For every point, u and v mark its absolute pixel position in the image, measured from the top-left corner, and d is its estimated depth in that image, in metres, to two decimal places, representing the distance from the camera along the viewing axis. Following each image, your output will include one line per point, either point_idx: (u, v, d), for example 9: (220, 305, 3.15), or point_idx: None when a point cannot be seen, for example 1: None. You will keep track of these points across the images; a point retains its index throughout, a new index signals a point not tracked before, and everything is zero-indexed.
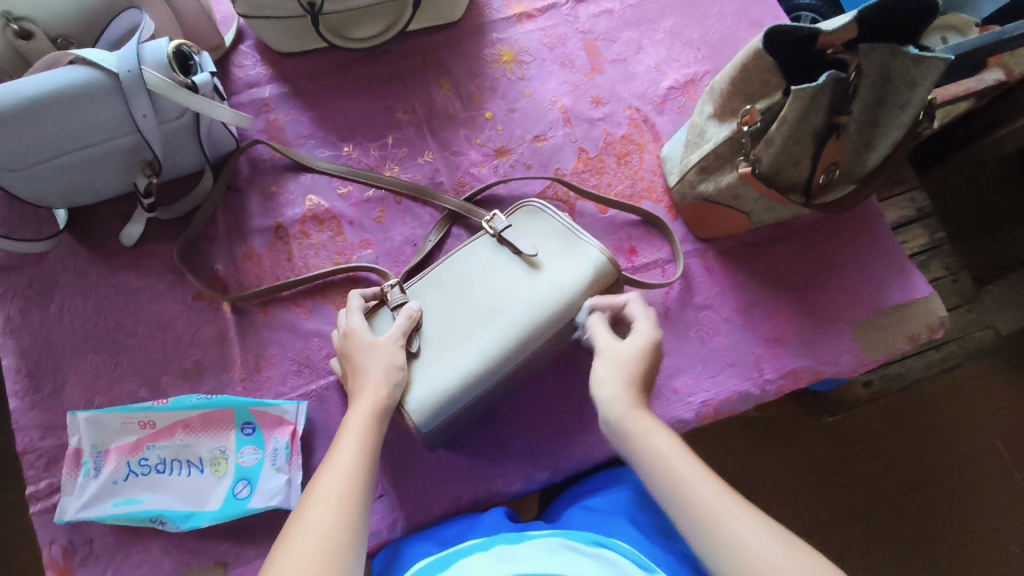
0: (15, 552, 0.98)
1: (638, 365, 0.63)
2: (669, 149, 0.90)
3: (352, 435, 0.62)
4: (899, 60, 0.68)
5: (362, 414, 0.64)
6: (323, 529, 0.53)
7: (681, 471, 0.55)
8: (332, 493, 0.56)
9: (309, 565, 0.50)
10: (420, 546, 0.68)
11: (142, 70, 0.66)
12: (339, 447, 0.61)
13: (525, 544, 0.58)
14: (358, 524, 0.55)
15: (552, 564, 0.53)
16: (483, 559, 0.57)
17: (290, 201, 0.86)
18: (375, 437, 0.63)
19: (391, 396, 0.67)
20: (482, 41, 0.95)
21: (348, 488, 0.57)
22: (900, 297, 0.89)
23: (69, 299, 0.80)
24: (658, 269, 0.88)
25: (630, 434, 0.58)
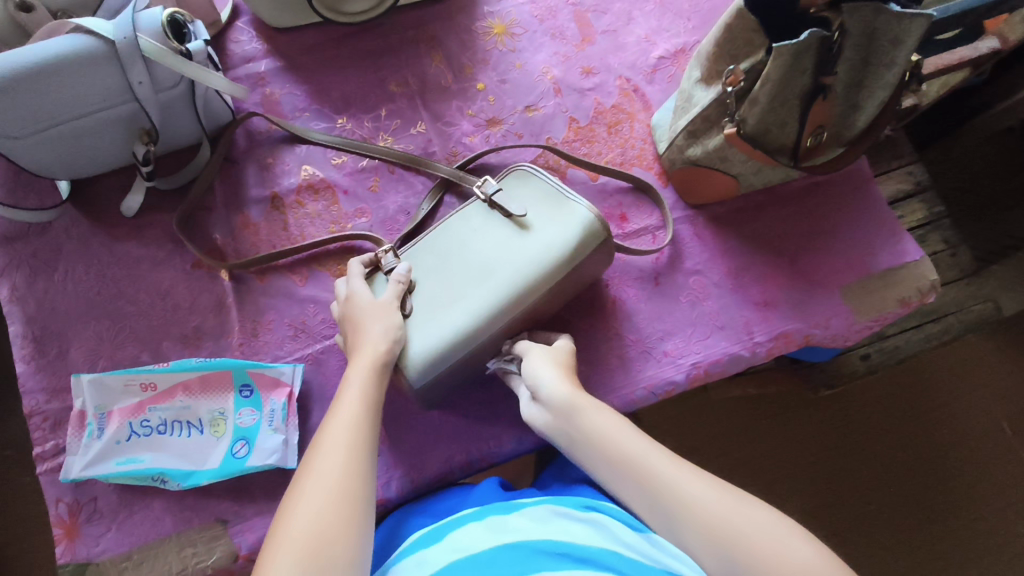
0: (27, 526, 1.00)
1: (566, 362, 0.70)
2: (658, 118, 0.91)
3: (353, 391, 0.64)
4: (884, 18, 0.68)
5: (363, 371, 0.66)
6: (333, 481, 0.56)
7: (625, 444, 0.59)
8: (339, 447, 0.59)
9: (324, 516, 0.53)
10: (415, 519, 0.70)
11: (137, 38, 0.68)
12: (342, 402, 0.63)
13: (517, 514, 0.61)
14: (364, 477, 0.57)
15: (548, 532, 0.57)
16: (479, 530, 0.59)
17: (285, 171, 0.87)
18: (377, 392, 0.65)
19: (391, 352, 0.69)
20: (473, 14, 0.96)
21: (354, 441, 0.59)
22: (890, 261, 0.89)
23: (73, 268, 0.82)
24: (649, 235, 0.89)
25: (574, 415, 0.62)
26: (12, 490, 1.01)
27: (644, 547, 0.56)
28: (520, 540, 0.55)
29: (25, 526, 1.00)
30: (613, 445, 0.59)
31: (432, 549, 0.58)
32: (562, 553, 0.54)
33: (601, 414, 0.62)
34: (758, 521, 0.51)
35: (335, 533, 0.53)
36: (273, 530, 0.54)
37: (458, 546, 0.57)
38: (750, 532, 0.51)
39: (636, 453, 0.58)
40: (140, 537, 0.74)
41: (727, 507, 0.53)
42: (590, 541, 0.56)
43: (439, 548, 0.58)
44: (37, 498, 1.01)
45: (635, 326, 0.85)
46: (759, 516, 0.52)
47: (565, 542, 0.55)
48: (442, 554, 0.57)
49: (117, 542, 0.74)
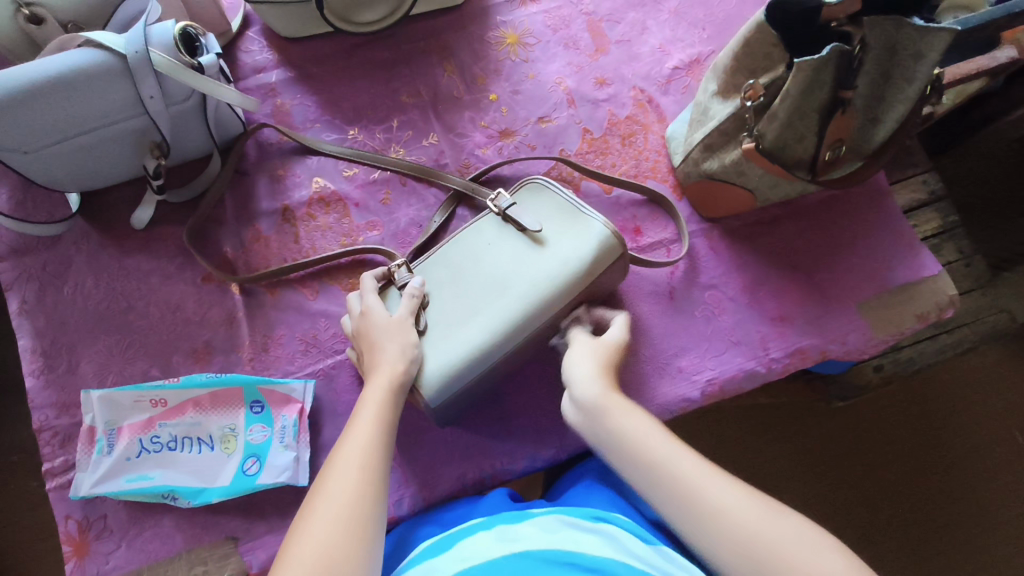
0: (34, 537, 1.00)
1: (608, 356, 0.67)
2: (673, 129, 0.90)
3: (369, 409, 0.63)
4: (904, 31, 0.66)
5: (379, 390, 0.66)
6: (345, 500, 0.55)
7: (646, 444, 0.56)
8: (352, 465, 0.58)
9: (332, 536, 0.52)
10: (425, 529, 0.69)
11: (148, 51, 0.67)
12: (357, 421, 0.63)
13: (527, 522, 0.59)
14: (376, 499, 0.56)
15: (556, 540, 0.54)
16: (487, 538, 0.57)
17: (297, 183, 0.87)
18: (391, 412, 0.65)
19: (406, 372, 0.68)
20: (486, 24, 0.95)
21: (367, 460, 0.59)
22: (909, 276, 0.88)
23: (82, 281, 0.81)
24: (663, 249, 0.88)
25: (605, 413, 0.59)
26: (19, 502, 1.01)
27: (649, 559, 0.53)
28: (526, 550, 0.53)
29: (33, 539, 0.99)
30: (647, 446, 0.56)
31: (440, 557, 0.57)
32: (569, 563, 0.51)
33: (633, 416, 0.58)
34: (797, 543, 0.48)
35: (344, 555, 0.52)
36: (283, 549, 0.53)
37: (465, 556, 0.56)
38: (788, 556, 0.47)
39: (666, 458, 0.55)
40: (151, 555, 0.73)
41: (752, 518, 0.50)
42: (598, 550, 0.53)
43: (446, 557, 0.57)
44: (45, 507, 1.01)
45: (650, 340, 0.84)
46: (805, 540, 0.48)
47: (572, 551, 0.53)
48: (449, 563, 0.55)
49: (127, 559, 0.73)
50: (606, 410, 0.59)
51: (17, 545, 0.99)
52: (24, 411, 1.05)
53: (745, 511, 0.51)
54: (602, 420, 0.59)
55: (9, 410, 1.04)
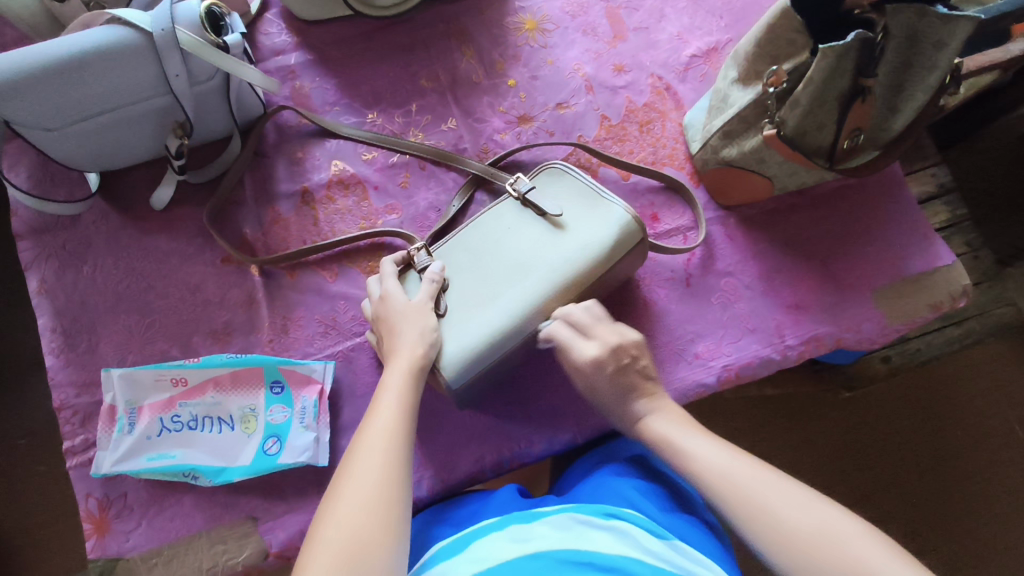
0: (47, 519, 1.00)
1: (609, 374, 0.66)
2: (691, 117, 0.90)
3: (391, 394, 0.64)
4: (928, 20, 0.67)
5: (400, 374, 0.66)
6: (371, 485, 0.55)
7: (698, 453, 0.58)
8: (377, 451, 0.58)
9: (360, 520, 0.53)
10: (440, 526, 0.69)
11: (174, 29, 0.67)
12: (380, 407, 0.63)
13: (539, 523, 0.59)
14: (402, 483, 0.57)
15: (567, 540, 0.54)
16: (500, 540, 0.57)
17: (316, 166, 0.87)
18: (413, 399, 0.65)
19: (427, 354, 0.69)
20: (505, 9, 0.95)
21: (391, 447, 0.59)
22: (923, 265, 0.88)
23: (102, 261, 0.81)
24: (680, 235, 0.89)
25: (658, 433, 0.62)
26: (33, 483, 1.01)
27: (667, 556, 0.53)
28: (538, 551, 0.53)
29: (47, 518, 1.00)
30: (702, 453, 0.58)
31: (454, 560, 0.57)
32: (581, 562, 0.51)
33: (682, 422, 0.62)
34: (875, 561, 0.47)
35: (374, 538, 0.52)
36: (311, 533, 0.53)
37: (479, 558, 0.55)
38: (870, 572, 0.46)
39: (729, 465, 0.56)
40: (171, 533, 0.74)
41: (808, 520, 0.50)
42: (612, 548, 0.53)
43: (461, 559, 0.57)
44: (58, 490, 1.01)
45: (667, 327, 0.85)
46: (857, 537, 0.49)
47: (586, 550, 0.53)
48: (463, 565, 0.55)
49: (148, 538, 0.73)
50: (659, 426, 0.62)
51: (31, 525, 0.99)
52: (37, 393, 1.05)
53: (797, 511, 0.51)
54: (655, 430, 0.62)
55: (21, 391, 1.04)
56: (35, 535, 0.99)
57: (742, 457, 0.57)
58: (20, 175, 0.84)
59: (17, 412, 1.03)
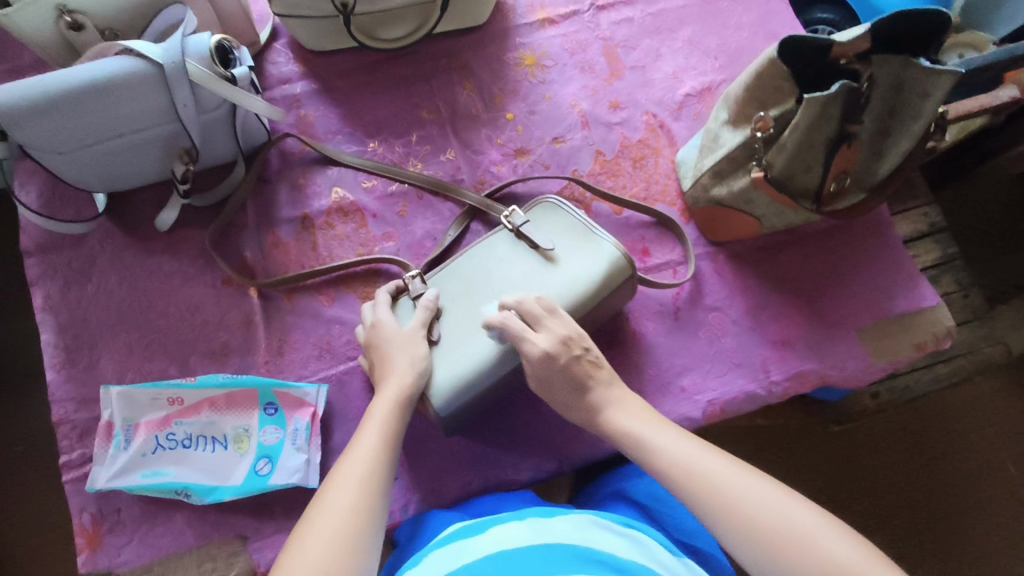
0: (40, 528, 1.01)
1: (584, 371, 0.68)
2: (683, 154, 0.92)
3: (374, 423, 0.65)
4: (913, 72, 0.72)
5: (384, 406, 0.67)
6: (342, 516, 0.56)
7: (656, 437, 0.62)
8: (353, 483, 0.59)
9: (329, 551, 0.54)
10: (447, 514, 0.71)
11: (185, 62, 0.69)
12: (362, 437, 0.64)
13: (558, 518, 0.61)
14: (374, 513, 0.58)
15: (584, 538, 0.56)
16: (518, 527, 0.59)
17: (316, 193, 0.89)
18: (397, 432, 0.66)
19: (415, 384, 0.70)
20: (506, 45, 0.98)
21: (366, 478, 0.60)
22: (907, 306, 0.91)
23: (106, 280, 0.84)
24: (670, 270, 0.91)
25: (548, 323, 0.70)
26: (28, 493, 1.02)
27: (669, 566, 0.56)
28: (558, 543, 0.55)
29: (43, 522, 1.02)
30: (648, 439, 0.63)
31: (471, 540, 0.58)
32: (596, 560, 0.53)
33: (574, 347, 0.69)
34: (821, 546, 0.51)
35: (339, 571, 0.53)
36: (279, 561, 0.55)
37: (497, 540, 0.57)
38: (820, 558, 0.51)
39: (679, 453, 0.60)
40: (161, 549, 0.75)
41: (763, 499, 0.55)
42: (623, 554, 0.55)
43: (478, 540, 0.58)
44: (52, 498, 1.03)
45: (654, 360, 0.87)
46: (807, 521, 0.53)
47: (599, 550, 0.55)
48: (482, 544, 0.57)
49: (138, 553, 0.75)
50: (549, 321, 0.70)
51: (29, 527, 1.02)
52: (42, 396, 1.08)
53: (752, 492, 0.56)
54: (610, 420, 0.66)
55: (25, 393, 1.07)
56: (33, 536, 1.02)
57: (699, 447, 0.61)
58: (29, 194, 0.86)
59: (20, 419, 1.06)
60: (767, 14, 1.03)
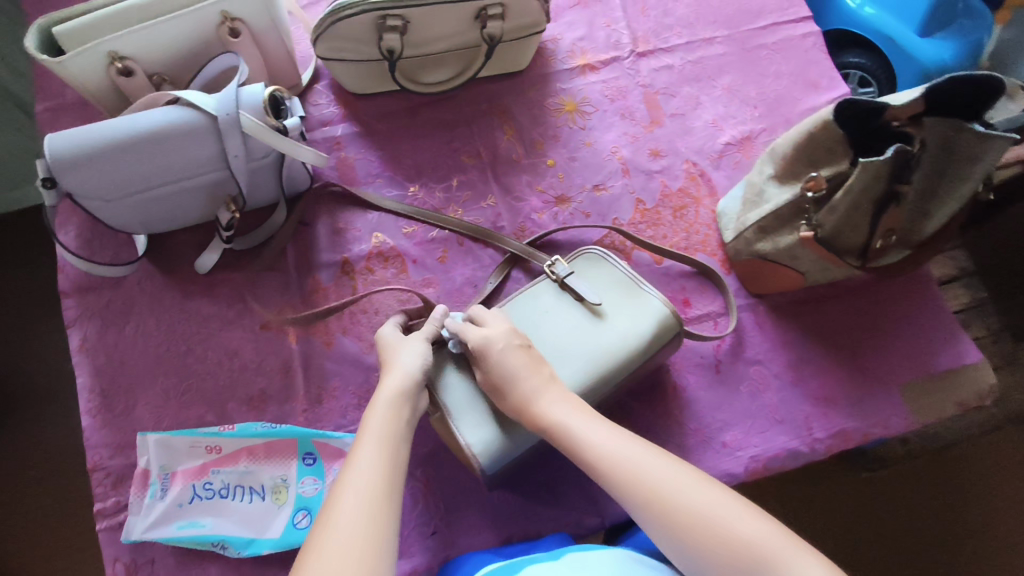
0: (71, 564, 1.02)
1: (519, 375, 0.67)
2: (725, 205, 0.92)
3: (375, 428, 0.61)
4: (965, 136, 0.70)
5: (381, 411, 0.63)
6: (352, 530, 0.51)
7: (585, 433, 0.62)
8: (355, 495, 0.54)
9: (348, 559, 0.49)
10: (488, 555, 0.72)
11: (239, 114, 0.69)
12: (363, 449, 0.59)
13: (595, 555, 0.61)
14: (388, 516, 0.53)
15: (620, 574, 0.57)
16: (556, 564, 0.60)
17: (357, 238, 0.89)
18: (398, 433, 0.61)
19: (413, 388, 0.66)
20: (546, 90, 0.98)
21: (369, 488, 0.54)
22: (950, 363, 0.90)
23: (144, 322, 0.83)
24: (710, 321, 0.90)
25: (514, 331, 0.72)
26: (65, 526, 1.04)
27: None
28: None
29: (79, 557, 1.03)
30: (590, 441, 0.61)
31: None
32: None
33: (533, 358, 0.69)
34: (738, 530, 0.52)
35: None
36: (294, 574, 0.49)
37: None
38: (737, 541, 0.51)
39: (603, 448, 0.60)
40: None
41: (682, 489, 0.55)
42: None
43: None
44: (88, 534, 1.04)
45: (695, 414, 0.86)
46: (724, 505, 0.54)
47: None
48: None
49: None
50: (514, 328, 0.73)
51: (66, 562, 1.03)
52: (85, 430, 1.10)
53: (673, 482, 0.56)
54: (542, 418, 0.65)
55: (69, 427, 1.09)
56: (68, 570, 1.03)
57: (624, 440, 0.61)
58: (69, 234, 0.86)
59: (62, 452, 1.08)
60: (806, 62, 1.02)
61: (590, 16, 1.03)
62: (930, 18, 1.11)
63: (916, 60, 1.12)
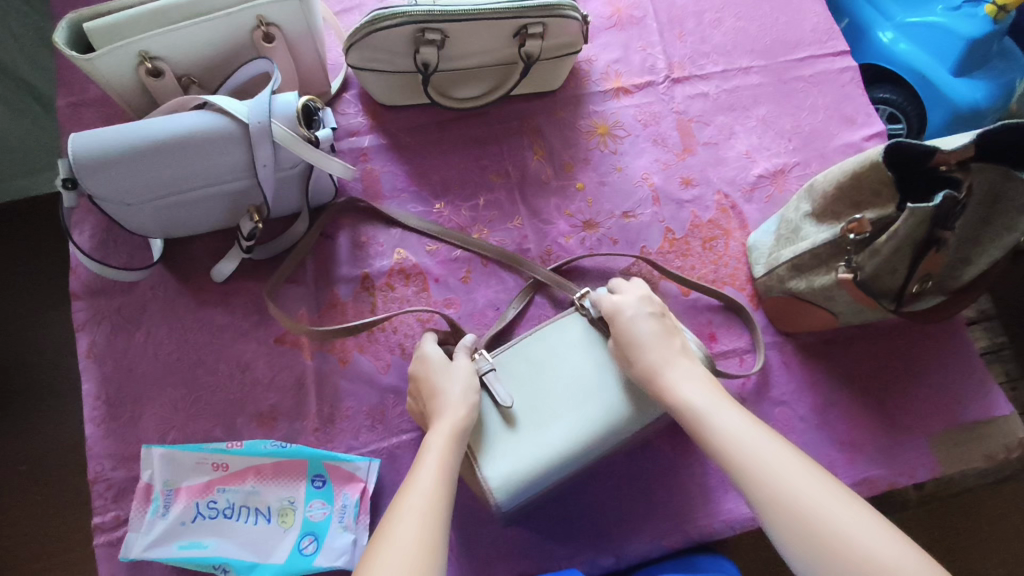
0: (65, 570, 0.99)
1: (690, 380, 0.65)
2: (756, 238, 0.90)
3: (432, 454, 0.61)
4: (1012, 183, 0.68)
5: (441, 438, 0.63)
6: (408, 553, 0.50)
7: (738, 439, 0.58)
8: (409, 522, 0.52)
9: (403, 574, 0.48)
10: None
11: (270, 123, 0.67)
12: (414, 480, 0.57)
13: None
14: (443, 537, 0.52)
15: None
16: None
17: (378, 253, 0.86)
18: (454, 462, 0.61)
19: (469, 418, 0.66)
20: (579, 111, 0.96)
21: (431, 510, 0.54)
22: (979, 413, 0.87)
23: (155, 330, 0.80)
24: (736, 358, 0.87)
25: (662, 380, 0.66)
26: (57, 530, 1.01)
27: None
28: None
29: (70, 562, 1.00)
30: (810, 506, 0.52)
31: None
32: None
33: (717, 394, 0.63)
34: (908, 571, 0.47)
35: None
36: None
37: None
38: None
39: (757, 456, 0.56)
40: None
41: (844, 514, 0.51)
42: None
43: None
44: (81, 539, 1.01)
45: None
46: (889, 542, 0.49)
47: None
48: None
49: None
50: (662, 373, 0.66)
51: (55, 567, 1.00)
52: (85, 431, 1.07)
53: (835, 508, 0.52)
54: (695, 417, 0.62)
55: (67, 427, 1.06)
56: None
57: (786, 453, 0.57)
58: (83, 234, 0.84)
59: (57, 452, 1.05)
60: (843, 97, 1.00)
61: (626, 39, 1.01)
62: (965, 58, 1.08)
63: (948, 100, 1.09)
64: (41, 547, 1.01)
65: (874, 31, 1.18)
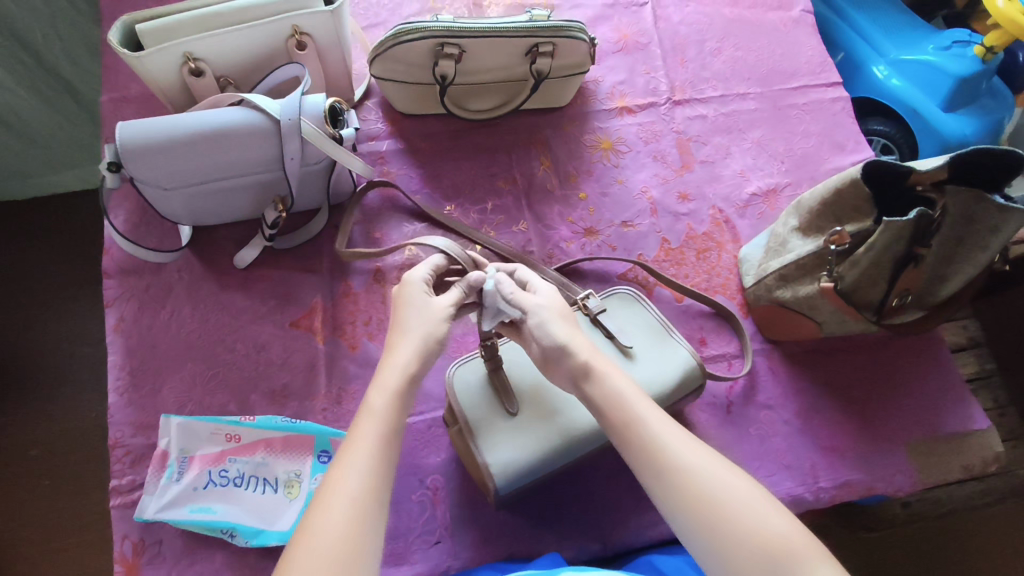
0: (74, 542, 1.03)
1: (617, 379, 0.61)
2: (747, 252, 0.95)
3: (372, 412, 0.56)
4: (984, 206, 0.71)
5: (383, 393, 0.58)
6: (336, 540, 0.48)
7: (660, 436, 0.56)
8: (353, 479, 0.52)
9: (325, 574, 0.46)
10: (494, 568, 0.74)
11: (300, 121, 0.74)
12: (358, 430, 0.55)
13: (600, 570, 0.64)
14: (375, 521, 0.50)
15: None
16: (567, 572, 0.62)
17: (391, 248, 0.92)
18: (397, 421, 0.57)
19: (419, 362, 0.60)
20: (585, 127, 1.03)
21: (361, 486, 0.51)
22: (959, 426, 0.91)
23: (180, 308, 0.86)
24: (725, 361, 0.92)
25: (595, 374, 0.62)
26: (70, 504, 1.06)
27: None
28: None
29: (79, 536, 1.04)
30: (728, 510, 0.51)
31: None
32: None
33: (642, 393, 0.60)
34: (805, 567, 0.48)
35: None
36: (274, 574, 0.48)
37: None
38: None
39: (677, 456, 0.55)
40: None
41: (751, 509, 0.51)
42: None
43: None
44: (92, 515, 1.05)
45: None
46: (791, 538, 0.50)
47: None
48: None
49: None
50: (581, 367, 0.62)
51: (64, 541, 1.04)
52: (103, 412, 1.12)
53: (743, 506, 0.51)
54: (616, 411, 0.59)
55: (87, 407, 1.12)
56: (66, 549, 1.03)
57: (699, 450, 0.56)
58: (118, 218, 0.90)
59: (77, 430, 1.10)
60: (834, 125, 1.06)
61: (631, 62, 1.08)
62: (954, 94, 1.15)
63: (940, 134, 1.15)
64: (51, 520, 1.05)
65: (869, 67, 1.24)
